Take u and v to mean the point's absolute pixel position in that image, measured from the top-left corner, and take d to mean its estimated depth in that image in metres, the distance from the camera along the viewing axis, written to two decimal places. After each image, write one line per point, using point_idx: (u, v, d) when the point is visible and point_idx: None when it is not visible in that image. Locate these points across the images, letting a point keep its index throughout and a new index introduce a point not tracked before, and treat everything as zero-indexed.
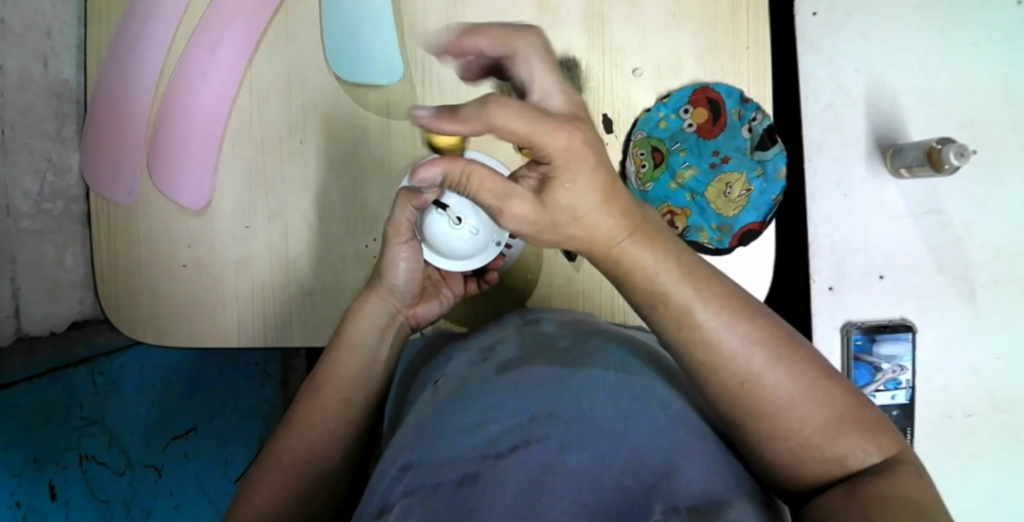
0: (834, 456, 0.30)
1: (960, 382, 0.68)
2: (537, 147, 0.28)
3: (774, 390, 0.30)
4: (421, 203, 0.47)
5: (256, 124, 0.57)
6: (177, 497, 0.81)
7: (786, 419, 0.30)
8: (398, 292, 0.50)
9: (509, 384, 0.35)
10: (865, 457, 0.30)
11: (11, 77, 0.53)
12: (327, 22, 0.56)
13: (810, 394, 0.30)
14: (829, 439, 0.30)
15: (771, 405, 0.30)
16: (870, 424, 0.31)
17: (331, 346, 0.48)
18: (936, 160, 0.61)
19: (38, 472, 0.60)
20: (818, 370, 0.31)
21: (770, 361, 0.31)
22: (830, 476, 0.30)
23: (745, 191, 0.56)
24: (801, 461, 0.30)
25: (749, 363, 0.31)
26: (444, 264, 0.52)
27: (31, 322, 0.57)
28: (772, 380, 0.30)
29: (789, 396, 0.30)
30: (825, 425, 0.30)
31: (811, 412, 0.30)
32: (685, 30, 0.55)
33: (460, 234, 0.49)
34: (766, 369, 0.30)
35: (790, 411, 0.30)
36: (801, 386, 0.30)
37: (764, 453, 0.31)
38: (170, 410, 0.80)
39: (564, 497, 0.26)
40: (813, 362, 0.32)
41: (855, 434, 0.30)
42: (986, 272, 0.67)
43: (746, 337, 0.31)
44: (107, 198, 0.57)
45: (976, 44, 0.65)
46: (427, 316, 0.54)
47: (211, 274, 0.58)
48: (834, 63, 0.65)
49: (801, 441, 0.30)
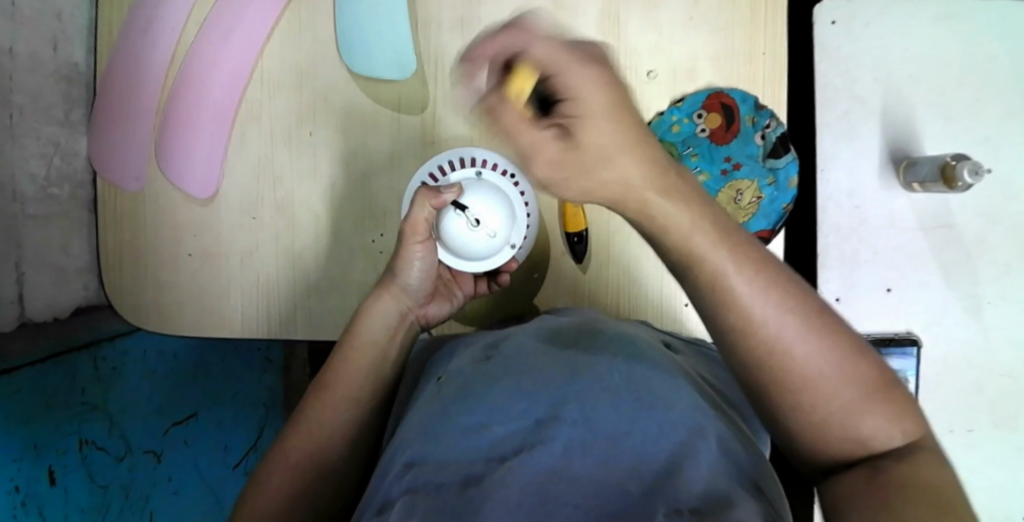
0: (857, 437, 0.29)
1: (965, 397, 0.68)
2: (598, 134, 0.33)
3: (802, 361, 0.29)
4: (440, 204, 0.49)
5: (266, 114, 0.57)
6: (176, 484, 0.81)
7: (815, 390, 0.29)
8: (409, 291, 0.51)
9: (514, 383, 0.35)
10: (889, 441, 0.28)
11: (21, 60, 0.52)
12: (341, 14, 0.56)
13: (840, 371, 0.29)
14: (854, 417, 0.29)
15: (799, 376, 0.29)
16: (897, 404, 0.29)
17: (342, 343, 0.49)
18: (949, 177, 0.61)
19: (39, 457, 0.59)
20: (845, 343, 0.30)
21: (798, 330, 0.29)
22: (850, 454, 0.29)
23: (756, 198, 0.56)
24: (819, 436, 0.29)
25: (776, 333, 0.29)
26: (459, 265, 0.52)
27: (34, 308, 0.57)
28: (801, 352, 0.29)
29: (817, 369, 0.29)
30: (851, 404, 0.29)
31: (838, 388, 0.29)
32: (701, 34, 0.54)
33: (477, 237, 0.51)
34: (796, 338, 0.29)
35: (815, 385, 0.29)
36: (830, 361, 0.29)
37: (786, 421, 0.30)
38: (171, 396, 0.81)
39: (567, 506, 0.26)
40: (844, 333, 0.30)
41: (880, 413, 0.29)
42: (993, 288, 0.67)
43: (780, 305, 0.30)
44: (114, 184, 0.57)
45: (996, 59, 0.64)
46: (435, 316, 0.54)
47: (216, 264, 0.58)
48: (850, 72, 0.65)
49: (824, 416, 0.29)
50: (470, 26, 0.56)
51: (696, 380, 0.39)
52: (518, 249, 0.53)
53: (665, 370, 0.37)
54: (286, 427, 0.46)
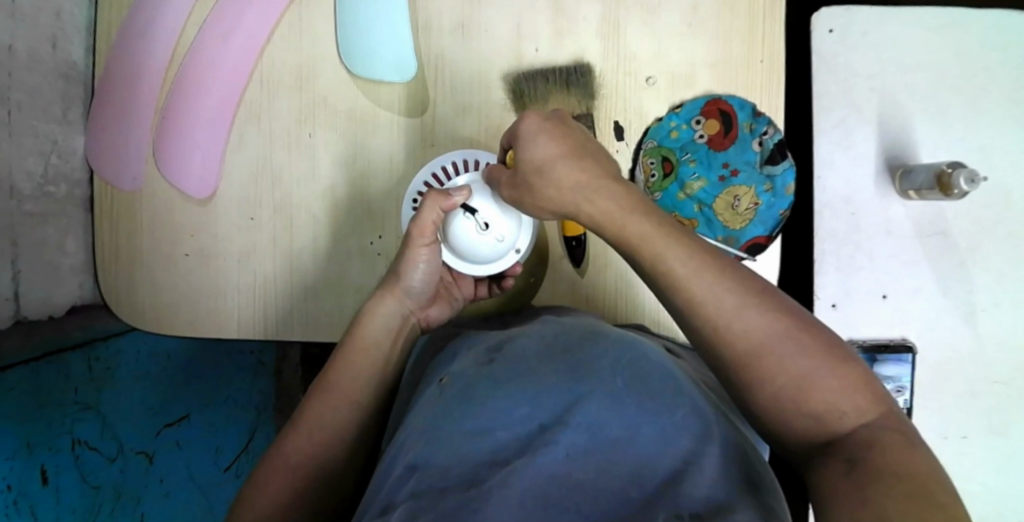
0: (813, 414, 0.31)
1: (959, 404, 0.69)
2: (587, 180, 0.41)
3: (744, 335, 0.33)
4: (449, 206, 0.48)
5: (264, 115, 0.57)
6: (168, 486, 0.80)
7: (762, 363, 0.32)
8: (413, 293, 0.51)
9: (517, 386, 0.35)
10: (844, 417, 0.30)
11: (20, 58, 0.52)
12: (342, 17, 0.56)
13: (785, 345, 0.32)
14: (804, 391, 0.31)
15: (744, 349, 0.33)
16: (854, 381, 0.31)
17: (343, 344, 0.49)
18: (946, 185, 0.62)
19: (31, 455, 0.59)
20: (791, 322, 0.33)
21: (736, 309, 0.34)
22: (812, 432, 0.31)
23: (753, 204, 0.56)
24: (780, 413, 0.32)
25: (717, 311, 0.34)
26: (462, 267, 0.52)
27: (30, 307, 0.57)
28: (739, 325, 0.33)
29: (758, 341, 0.33)
30: (801, 378, 0.31)
31: (784, 361, 0.32)
32: (700, 41, 0.55)
33: (484, 241, 0.50)
34: (736, 316, 0.34)
35: (760, 357, 0.32)
36: (772, 336, 0.33)
37: (752, 401, 0.33)
38: (164, 397, 0.80)
39: (570, 511, 0.27)
40: (789, 313, 0.34)
41: (834, 389, 0.31)
42: (988, 296, 0.67)
43: (716, 286, 0.35)
44: (111, 183, 0.57)
45: (992, 69, 0.65)
46: (435, 319, 0.55)
47: (214, 264, 0.57)
48: (847, 80, 0.65)
49: (777, 390, 0.32)
50: (470, 29, 0.56)
51: (697, 384, 0.40)
52: (522, 254, 0.52)
53: (665, 371, 0.38)
54: (286, 429, 0.45)
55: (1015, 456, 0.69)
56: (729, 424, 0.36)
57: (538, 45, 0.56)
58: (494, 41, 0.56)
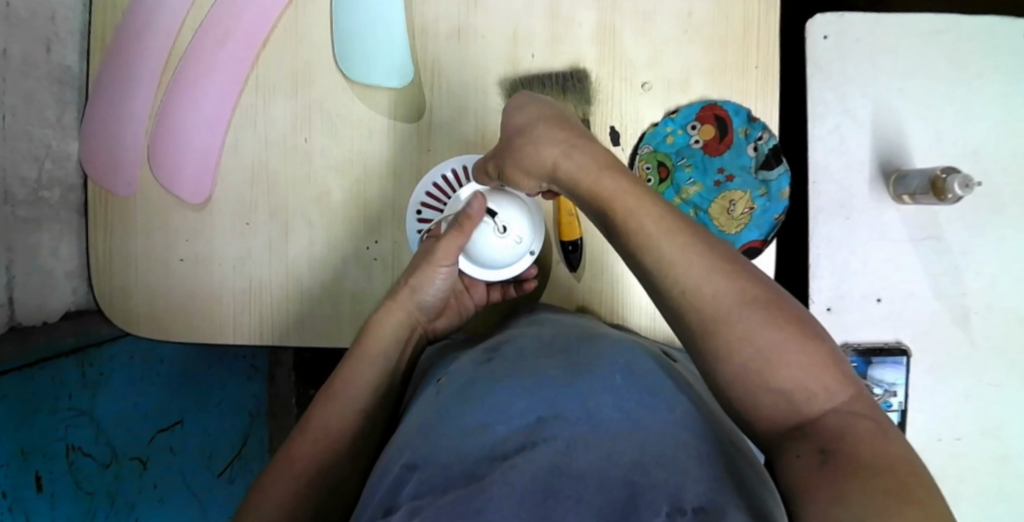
0: (780, 391, 0.31)
1: (953, 407, 0.69)
2: (565, 141, 0.43)
3: (712, 301, 0.34)
4: (471, 224, 0.49)
5: (260, 120, 0.57)
6: (162, 491, 0.79)
7: (731, 331, 0.32)
8: (422, 307, 0.52)
9: (515, 382, 0.36)
10: (813, 398, 0.31)
11: (14, 62, 0.52)
12: (338, 23, 0.56)
13: (753, 314, 0.33)
14: (771, 366, 0.31)
15: (713, 317, 0.33)
16: (824, 361, 0.31)
17: (353, 354, 0.49)
18: (940, 189, 0.62)
19: (25, 462, 0.60)
20: (761, 294, 0.34)
21: (705, 272, 0.35)
22: (780, 411, 0.31)
23: (749, 209, 0.56)
24: (747, 388, 0.32)
25: (684, 273, 0.35)
26: (484, 276, 0.54)
27: (25, 312, 0.56)
28: (708, 291, 0.34)
29: (725, 309, 0.33)
30: (771, 351, 0.31)
31: (753, 332, 0.32)
32: (695, 46, 0.55)
33: (505, 243, 0.51)
34: (704, 281, 0.34)
35: (728, 325, 0.33)
36: (740, 304, 0.33)
37: (719, 372, 0.33)
38: (159, 402, 0.79)
39: (571, 499, 0.27)
40: (759, 285, 0.34)
41: (803, 366, 0.31)
42: (982, 300, 0.68)
43: (688, 249, 0.35)
44: (105, 188, 0.56)
45: (984, 75, 0.66)
46: (443, 330, 0.56)
47: (209, 269, 0.57)
48: (841, 86, 0.66)
49: (744, 361, 0.32)
50: (467, 36, 0.56)
51: (693, 385, 0.40)
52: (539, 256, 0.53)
53: (664, 372, 0.38)
54: (293, 435, 0.45)
55: (1008, 458, 0.70)
56: (722, 420, 0.36)
57: (534, 50, 0.56)
58: (491, 47, 0.56)
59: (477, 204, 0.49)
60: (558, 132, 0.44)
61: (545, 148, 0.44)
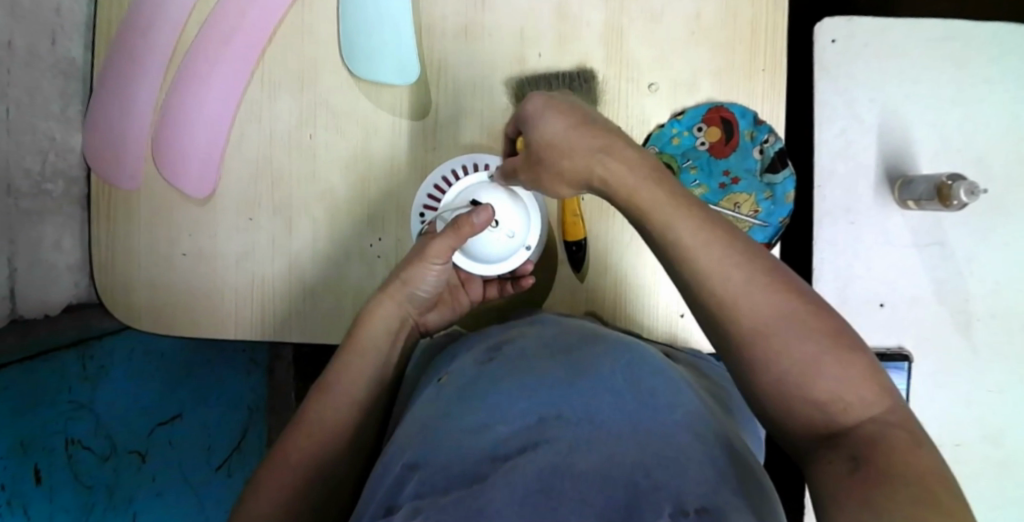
0: (815, 401, 0.30)
1: (953, 412, 0.69)
2: (600, 144, 0.41)
3: (750, 311, 0.32)
4: (472, 230, 0.49)
5: (266, 116, 0.57)
6: (161, 485, 0.79)
7: (770, 343, 0.31)
8: (415, 299, 0.52)
9: (517, 382, 0.36)
10: (848, 408, 0.30)
11: (19, 55, 0.52)
12: (344, 20, 0.56)
13: (791, 323, 0.31)
14: (808, 376, 0.30)
15: (751, 328, 0.32)
16: (862, 371, 0.30)
17: (343, 348, 0.49)
18: (946, 196, 0.62)
19: (25, 455, 0.61)
20: (801, 303, 0.32)
21: (744, 282, 0.33)
22: (813, 419, 0.30)
23: (753, 212, 0.56)
24: (781, 398, 0.31)
25: (722, 283, 0.33)
26: (475, 268, 0.54)
27: (27, 305, 0.56)
28: (746, 303, 0.32)
29: (766, 320, 0.32)
30: (808, 361, 0.30)
31: (793, 343, 0.31)
32: (703, 48, 0.55)
33: (496, 237, 0.53)
34: (742, 290, 0.33)
35: (767, 337, 0.31)
36: (777, 312, 0.32)
37: (755, 380, 0.32)
38: (158, 396, 0.79)
39: (573, 500, 0.27)
40: (799, 294, 0.33)
41: (839, 376, 0.30)
42: (984, 306, 0.68)
43: (698, 249, 0.35)
44: (109, 181, 0.56)
45: (990, 81, 0.66)
46: (435, 323, 0.56)
47: (211, 264, 0.57)
48: (847, 91, 0.66)
49: (779, 371, 0.31)
50: (474, 34, 0.56)
51: (695, 386, 0.40)
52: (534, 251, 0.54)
53: (669, 374, 0.38)
54: (289, 428, 0.45)
55: (1008, 464, 0.70)
56: (724, 422, 0.36)
57: (541, 50, 0.56)
58: (498, 46, 0.56)
59: (484, 217, 0.48)
60: (590, 135, 0.42)
61: (581, 157, 0.42)
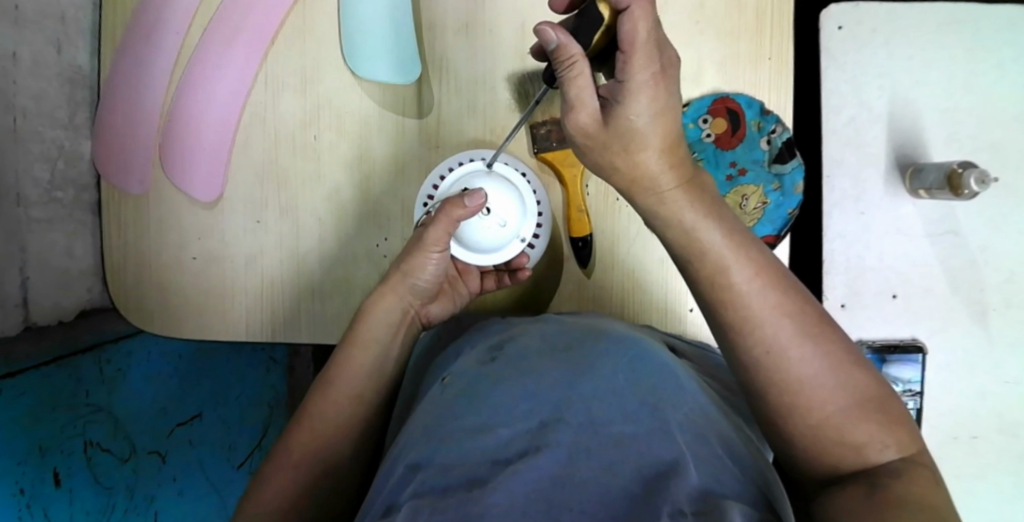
0: (852, 444, 0.30)
1: (968, 403, 0.68)
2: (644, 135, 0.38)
3: (799, 364, 0.31)
4: (462, 215, 0.49)
5: (270, 118, 0.57)
6: (181, 484, 0.81)
7: (815, 393, 0.31)
8: (416, 290, 0.51)
9: (518, 383, 0.35)
10: (884, 451, 0.30)
11: (24, 64, 0.53)
12: (346, 21, 0.56)
13: (834, 375, 0.31)
14: (848, 422, 0.30)
15: (795, 380, 0.31)
16: (890, 416, 0.31)
17: (342, 340, 0.49)
18: (956, 185, 0.61)
19: (42, 459, 0.62)
20: (843, 353, 0.32)
21: (794, 334, 0.32)
22: (849, 464, 0.30)
23: (761, 203, 0.56)
24: (819, 446, 0.30)
25: (773, 333, 0.32)
26: (470, 257, 0.54)
27: (39, 312, 0.58)
28: (796, 354, 0.31)
29: (812, 373, 0.31)
30: (848, 411, 0.30)
31: (833, 392, 0.31)
32: (707, 39, 0.54)
33: (488, 225, 0.53)
34: (792, 342, 0.32)
35: (812, 388, 0.31)
36: (823, 365, 0.31)
37: (789, 426, 0.31)
38: (174, 397, 0.80)
39: (574, 511, 0.26)
40: (841, 344, 0.32)
41: (873, 421, 0.30)
42: (999, 295, 0.66)
43: None
44: (117, 187, 0.57)
45: (1003, 65, 0.64)
46: (437, 316, 0.56)
47: (220, 267, 0.58)
48: (857, 78, 0.64)
49: (820, 419, 0.30)
50: (476, 31, 0.56)
51: (701, 384, 0.40)
52: (529, 244, 0.55)
53: (671, 372, 0.37)
54: (291, 424, 0.46)
55: None
56: (728, 419, 0.36)
57: None
58: (500, 42, 0.56)
59: (476, 201, 0.49)
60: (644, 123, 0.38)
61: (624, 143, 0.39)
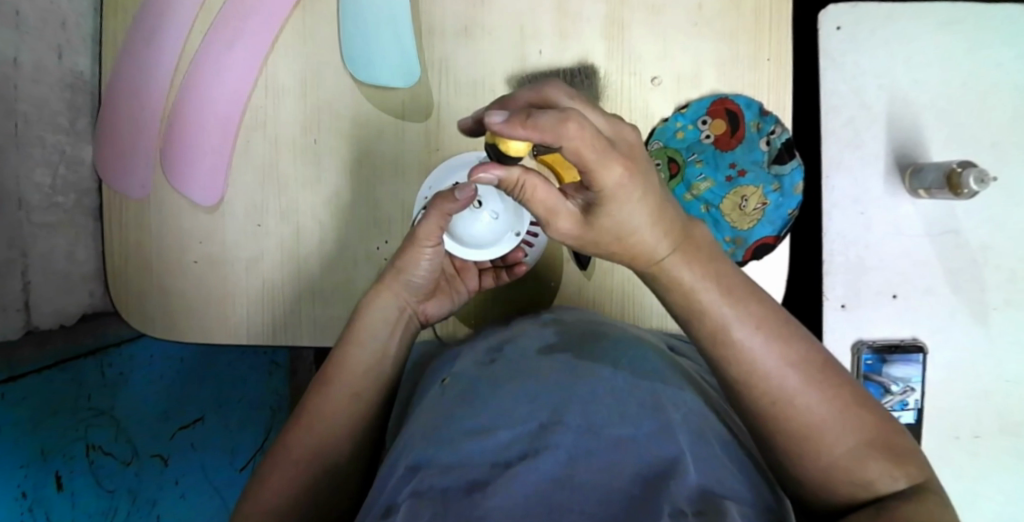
0: (861, 480, 0.30)
1: (970, 403, 0.68)
2: None
3: (805, 412, 0.30)
4: (452, 208, 0.45)
5: (270, 123, 0.57)
6: (183, 488, 0.81)
7: (822, 438, 0.30)
8: (411, 286, 0.51)
9: (518, 385, 0.35)
10: (895, 482, 0.30)
11: (25, 70, 0.53)
12: (345, 24, 0.56)
13: (841, 419, 0.30)
14: (857, 462, 0.30)
15: (800, 428, 0.30)
16: (898, 449, 0.31)
17: (342, 338, 0.49)
18: (955, 184, 0.61)
19: (45, 461, 0.62)
20: (848, 396, 0.31)
21: (800, 383, 0.31)
22: (858, 497, 0.30)
23: (761, 204, 0.56)
24: (829, 482, 0.30)
25: (778, 384, 0.31)
26: (464, 252, 0.53)
27: (41, 316, 0.58)
28: (802, 404, 0.30)
29: (818, 419, 0.30)
30: (856, 450, 0.30)
31: (841, 437, 0.30)
32: (706, 40, 0.54)
33: (481, 219, 0.52)
34: (798, 391, 0.31)
35: (819, 434, 0.30)
36: (828, 410, 0.30)
37: (799, 469, 0.31)
38: (175, 400, 0.80)
39: (573, 512, 0.26)
40: (844, 386, 0.32)
41: (882, 455, 0.30)
42: (1000, 294, 0.66)
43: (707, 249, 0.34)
44: (118, 190, 0.57)
45: (1002, 64, 0.64)
46: (434, 314, 0.55)
47: (221, 270, 0.58)
48: (855, 79, 0.64)
49: (829, 461, 0.30)
50: (474, 34, 0.56)
51: (702, 385, 0.40)
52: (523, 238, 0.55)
53: (670, 374, 0.38)
54: (290, 425, 0.46)
55: None
56: (733, 423, 0.36)
57: (541, 47, 0.55)
58: (499, 45, 0.56)
59: (467, 193, 0.44)
60: None
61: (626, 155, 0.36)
